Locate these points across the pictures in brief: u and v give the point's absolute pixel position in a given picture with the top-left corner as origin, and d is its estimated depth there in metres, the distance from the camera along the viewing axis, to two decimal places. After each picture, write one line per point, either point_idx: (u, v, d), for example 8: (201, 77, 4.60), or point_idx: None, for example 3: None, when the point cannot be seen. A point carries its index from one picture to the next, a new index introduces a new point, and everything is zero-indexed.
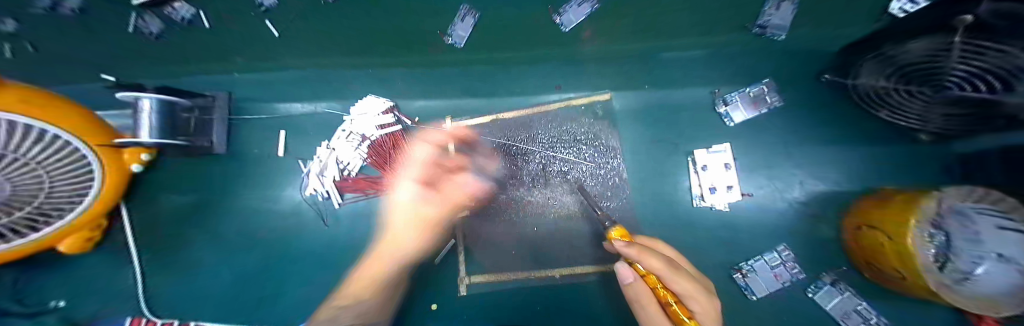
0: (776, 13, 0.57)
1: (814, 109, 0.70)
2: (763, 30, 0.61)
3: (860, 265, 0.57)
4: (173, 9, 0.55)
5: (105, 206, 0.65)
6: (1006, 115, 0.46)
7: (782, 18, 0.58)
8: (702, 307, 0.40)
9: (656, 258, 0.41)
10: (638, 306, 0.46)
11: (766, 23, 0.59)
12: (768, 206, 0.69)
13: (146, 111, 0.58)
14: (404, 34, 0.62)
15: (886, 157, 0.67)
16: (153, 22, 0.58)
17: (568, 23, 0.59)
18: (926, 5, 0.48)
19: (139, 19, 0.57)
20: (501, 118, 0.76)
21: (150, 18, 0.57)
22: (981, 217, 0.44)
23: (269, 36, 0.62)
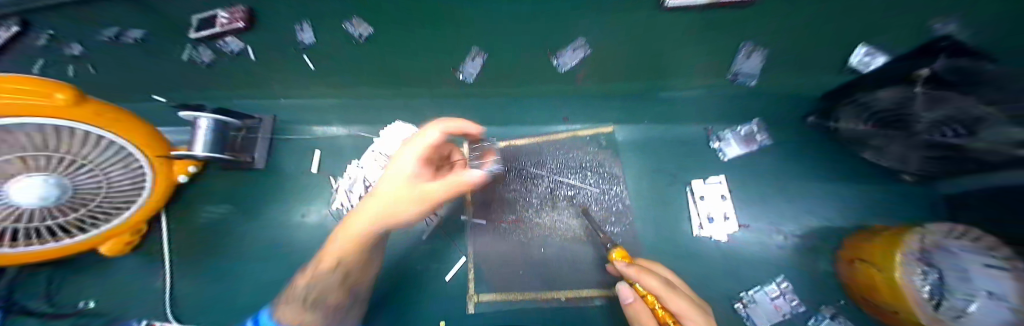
0: (747, 62, 0.65)
1: (803, 148, 0.76)
2: (735, 76, 0.69)
3: (856, 298, 0.59)
4: (225, 43, 0.62)
5: (148, 214, 0.72)
6: (974, 160, 0.51)
7: (751, 67, 0.66)
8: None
9: (654, 279, 0.47)
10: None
11: (739, 71, 0.67)
12: (768, 238, 0.71)
13: (202, 128, 0.67)
14: (431, 71, 0.72)
15: (877, 194, 0.71)
16: (206, 52, 0.65)
17: (563, 65, 0.68)
18: (881, 61, 0.58)
19: (194, 50, 0.65)
20: (513, 144, 0.84)
21: (203, 49, 0.65)
22: (965, 254, 0.47)
23: (307, 68, 0.71)
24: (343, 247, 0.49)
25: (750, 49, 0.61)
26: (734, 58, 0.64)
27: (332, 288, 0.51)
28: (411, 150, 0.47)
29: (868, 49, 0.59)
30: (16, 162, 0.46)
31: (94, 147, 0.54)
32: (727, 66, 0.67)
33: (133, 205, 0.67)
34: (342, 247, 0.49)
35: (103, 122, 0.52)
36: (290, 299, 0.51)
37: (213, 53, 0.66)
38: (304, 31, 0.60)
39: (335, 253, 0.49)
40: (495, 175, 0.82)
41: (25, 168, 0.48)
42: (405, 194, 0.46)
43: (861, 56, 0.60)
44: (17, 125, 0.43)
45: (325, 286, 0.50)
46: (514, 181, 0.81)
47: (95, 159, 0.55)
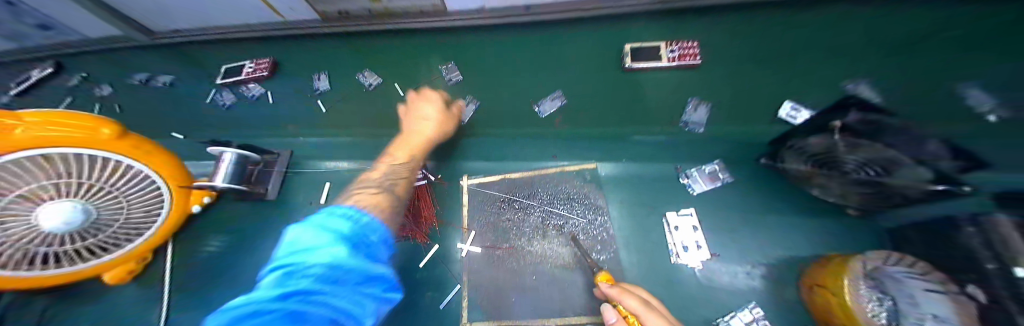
0: (695, 113, 0.82)
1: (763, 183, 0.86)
2: (686, 124, 0.85)
3: (820, 323, 0.63)
4: (248, 89, 0.87)
5: (157, 242, 0.76)
6: (897, 192, 0.62)
7: (698, 117, 0.83)
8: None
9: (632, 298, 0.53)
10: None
11: (689, 119, 0.83)
12: (740, 267, 0.76)
13: (226, 161, 0.75)
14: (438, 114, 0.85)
15: (836, 226, 0.78)
16: (230, 97, 0.89)
17: (544, 111, 0.87)
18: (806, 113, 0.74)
19: (221, 94, 0.89)
20: (507, 177, 0.92)
21: (227, 94, 0.88)
22: (909, 281, 0.57)
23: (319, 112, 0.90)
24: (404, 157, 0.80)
25: (698, 103, 0.81)
26: (684, 110, 0.83)
27: (401, 174, 0.77)
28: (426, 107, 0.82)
29: (794, 104, 0.75)
30: (54, 186, 0.54)
31: (123, 177, 0.62)
32: (678, 115, 0.84)
33: (147, 232, 0.71)
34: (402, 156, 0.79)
35: (139, 155, 0.63)
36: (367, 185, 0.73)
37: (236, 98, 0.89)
38: (320, 79, 0.86)
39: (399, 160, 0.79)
40: (490, 206, 0.89)
41: (55, 193, 0.55)
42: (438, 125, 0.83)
43: (788, 111, 0.76)
44: (61, 155, 0.55)
45: (398, 170, 0.77)
46: (507, 211, 0.88)
47: (123, 190, 0.62)
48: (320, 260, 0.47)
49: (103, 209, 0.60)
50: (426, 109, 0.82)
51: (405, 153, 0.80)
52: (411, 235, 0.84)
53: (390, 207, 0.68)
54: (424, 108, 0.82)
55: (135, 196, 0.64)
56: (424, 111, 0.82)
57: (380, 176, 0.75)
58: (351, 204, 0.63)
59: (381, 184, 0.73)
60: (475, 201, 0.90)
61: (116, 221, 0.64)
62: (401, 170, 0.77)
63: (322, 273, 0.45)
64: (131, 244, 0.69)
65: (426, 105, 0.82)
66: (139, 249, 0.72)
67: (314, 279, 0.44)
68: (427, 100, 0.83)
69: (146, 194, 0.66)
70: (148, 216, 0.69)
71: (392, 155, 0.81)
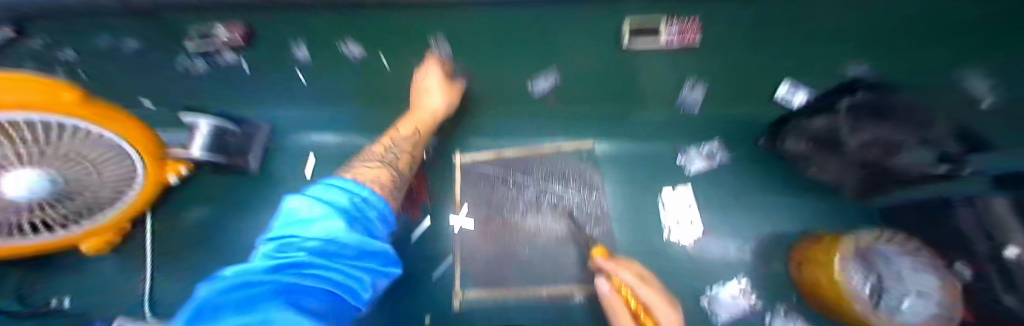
0: (693, 92, 0.78)
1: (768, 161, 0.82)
2: (683, 105, 0.81)
3: (807, 295, 0.65)
4: (220, 58, 0.72)
5: (134, 213, 0.72)
6: (892, 172, 0.62)
7: (695, 97, 0.79)
8: (669, 318, 0.47)
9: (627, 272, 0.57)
10: (617, 318, 0.54)
11: (685, 100, 0.79)
12: (730, 244, 0.76)
13: (202, 133, 0.73)
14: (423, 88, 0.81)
15: (832, 203, 0.77)
16: (200, 64, 0.75)
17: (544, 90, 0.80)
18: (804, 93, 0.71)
19: (186, 61, 0.74)
20: (501, 155, 0.88)
21: (197, 62, 0.74)
22: (901, 258, 0.58)
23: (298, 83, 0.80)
24: (411, 128, 0.75)
25: (694, 83, 0.75)
26: (681, 90, 0.77)
27: (404, 148, 0.72)
28: (431, 77, 0.73)
29: (791, 85, 0.71)
30: (21, 155, 0.43)
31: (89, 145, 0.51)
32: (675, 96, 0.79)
33: (123, 201, 0.67)
34: (407, 129, 0.74)
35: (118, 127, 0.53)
36: (367, 156, 0.67)
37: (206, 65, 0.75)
38: (300, 49, 0.71)
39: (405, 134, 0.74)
40: (482, 183, 0.86)
41: (19, 158, 0.43)
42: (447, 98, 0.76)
43: (785, 91, 0.73)
44: (26, 121, 0.41)
45: (402, 144, 0.72)
46: (501, 187, 0.85)
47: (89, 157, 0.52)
48: (320, 231, 0.40)
49: (76, 180, 0.52)
50: (430, 78, 0.73)
51: (409, 127, 0.75)
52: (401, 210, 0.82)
53: (391, 184, 0.61)
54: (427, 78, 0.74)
55: (104, 165, 0.56)
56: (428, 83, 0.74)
57: (384, 150, 0.69)
58: (348, 177, 0.54)
59: (383, 158, 0.66)
60: (467, 177, 0.86)
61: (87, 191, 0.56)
62: (405, 144, 0.72)
63: (319, 248, 0.39)
64: (105, 213, 0.65)
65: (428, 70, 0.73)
66: (115, 219, 0.68)
67: (309, 253, 0.37)
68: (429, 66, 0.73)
69: (120, 163, 0.59)
70: (121, 186, 0.63)
71: (397, 128, 0.75)
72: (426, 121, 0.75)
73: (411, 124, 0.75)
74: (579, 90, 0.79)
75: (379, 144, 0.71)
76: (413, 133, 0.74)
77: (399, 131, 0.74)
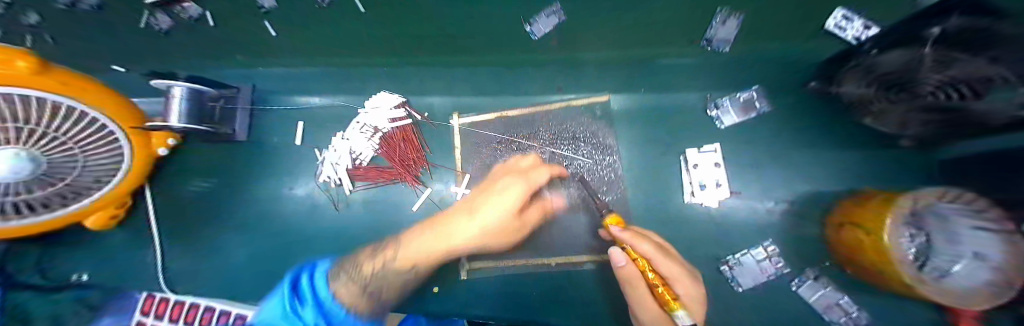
0: (722, 27, 0.64)
1: (811, 114, 0.71)
2: (710, 43, 0.67)
3: (843, 262, 0.59)
4: (184, 9, 0.66)
5: (132, 187, 0.70)
6: (977, 122, 0.47)
7: (726, 33, 0.65)
8: (684, 291, 0.50)
9: (644, 243, 0.51)
10: (630, 285, 0.52)
11: (713, 36, 0.66)
12: (755, 206, 0.70)
13: (177, 97, 0.63)
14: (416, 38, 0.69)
15: (882, 160, 0.67)
16: (163, 19, 0.68)
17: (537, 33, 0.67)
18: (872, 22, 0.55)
19: (153, 16, 0.68)
20: (505, 115, 0.80)
21: (161, 16, 0.68)
22: (963, 222, 0.46)
23: (268, 35, 0.71)
24: (418, 255, 0.58)
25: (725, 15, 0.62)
26: (710, 24, 0.64)
27: (390, 281, 0.58)
28: (508, 194, 0.57)
29: (846, 12, 0.57)
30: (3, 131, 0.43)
31: (72, 122, 0.50)
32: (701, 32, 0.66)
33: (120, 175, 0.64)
34: (411, 254, 0.58)
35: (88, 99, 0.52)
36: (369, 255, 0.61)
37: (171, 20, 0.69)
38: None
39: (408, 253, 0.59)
40: (486, 147, 0.80)
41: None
42: (491, 219, 0.57)
43: (836, 20, 0.58)
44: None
45: (392, 274, 0.58)
46: (506, 154, 0.79)
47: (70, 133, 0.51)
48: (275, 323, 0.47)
49: (54, 159, 0.50)
50: (524, 178, 0.59)
51: (419, 248, 0.59)
52: (402, 178, 0.79)
53: (369, 307, 0.54)
54: (518, 181, 0.59)
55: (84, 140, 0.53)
56: (512, 176, 0.61)
57: (376, 269, 0.58)
58: (329, 291, 0.51)
59: (371, 276, 0.56)
60: (468, 142, 0.80)
61: (72, 172, 0.54)
62: (412, 254, 0.58)
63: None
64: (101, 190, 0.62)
65: (516, 188, 0.58)
66: (114, 193, 0.66)
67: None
68: (530, 179, 0.60)
69: (98, 140, 0.56)
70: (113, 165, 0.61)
71: (393, 252, 0.60)
72: (437, 252, 0.58)
73: (419, 252, 0.58)
74: (585, 37, 0.68)
75: (385, 251, 0.61)
76: (428, 259, 0.59)
77: (415, 237, 0.61)
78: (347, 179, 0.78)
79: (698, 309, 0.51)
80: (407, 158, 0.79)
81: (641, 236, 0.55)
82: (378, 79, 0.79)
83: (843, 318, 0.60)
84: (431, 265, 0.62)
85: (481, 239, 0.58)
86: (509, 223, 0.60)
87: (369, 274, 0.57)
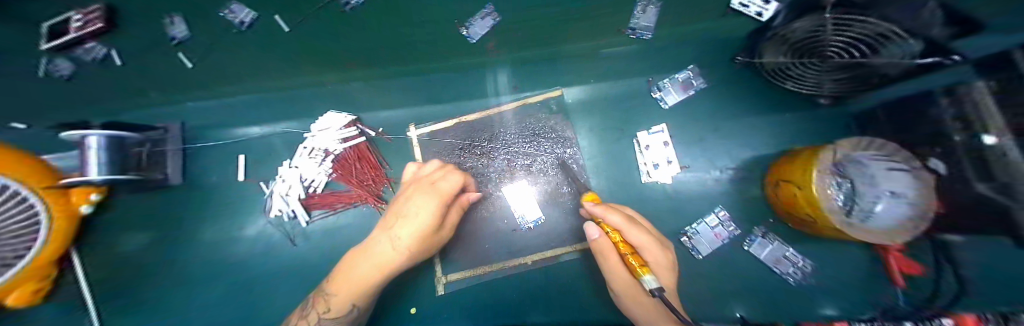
0: (644, 15, 0.68)
1: (746, 84, 0.75)
2: (633, 31, 0.70)
3: (782, 215, 0.64)
4: (84, 51, 0.60)
5: (56, 252, 0.60)
6: (879, 73, 0.56)
7: (648, 21, 0.68)
8: (652, 258, 0.51)
9: (616, 215, 0.52)
10: (603, 257, 0.56)
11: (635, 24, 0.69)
12: (704, 177, 0.74)
13: (94, 148, 0.56)
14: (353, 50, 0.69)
15: (807, 119, 0.74)
16: (64, 65, 0.61)
17: (474, 35, 0.70)
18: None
19: (50, 63, 0.60)
20: (463, 121, 0.80)
21: (61, 61, 0.61)
22: (873, 162, 0.56)
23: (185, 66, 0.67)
24: (345, 298, 0.57)
25: (646, 2, 0.66)
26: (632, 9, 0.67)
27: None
28: (408, 216, 0.57)
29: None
30: None
31: None
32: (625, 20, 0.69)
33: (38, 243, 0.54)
34: (338, 295, 0.57)
35: None
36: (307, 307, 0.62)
37: (76, 64, 0.62)
38: (175, 23, 0.62)
39: (340, 297, 0.57)
40: (449, 155, 0.78)
41: None
42: (399, 240, 0.56)
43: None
44: None
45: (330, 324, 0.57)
46: (470, 159, 0.78)
47: None
48: None
49: None
50: (431, 193, 0.58)
51: (345, 286, 0.58)
52: (363, 200, 0.77)
53: None
54: (424, 198, 0.57)
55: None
56: (419, 194, 0.59)
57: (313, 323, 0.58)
58: None
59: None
60: (428, 153, 0.79)
61: None
62: (343, 295, 0.57)
63: None
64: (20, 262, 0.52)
65: (424, 204, 0.57)
66: (36, 263, 0.55)
67: None
68: (435, 191, 0.58)
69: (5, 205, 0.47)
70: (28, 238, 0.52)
71: (327, 298, 0.59)
72: (355, 292, 0.56)
73: (344, 293, 0.57)
74: (523, 33, 0.70)
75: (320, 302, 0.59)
76: (358, 292, 0.57)
77: (344, 274, 0.59)
78: (302, 210, 0.75)
79: (665, 274, 0.52)
80: (365, 178, 0.76)
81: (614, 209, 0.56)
82: (323, 100, 0.76)
83: (793, 268, 0.65)
84: (366, 300, 0.59)
85: (397, 261, 0.56)
86: (420, 239, 0.57)
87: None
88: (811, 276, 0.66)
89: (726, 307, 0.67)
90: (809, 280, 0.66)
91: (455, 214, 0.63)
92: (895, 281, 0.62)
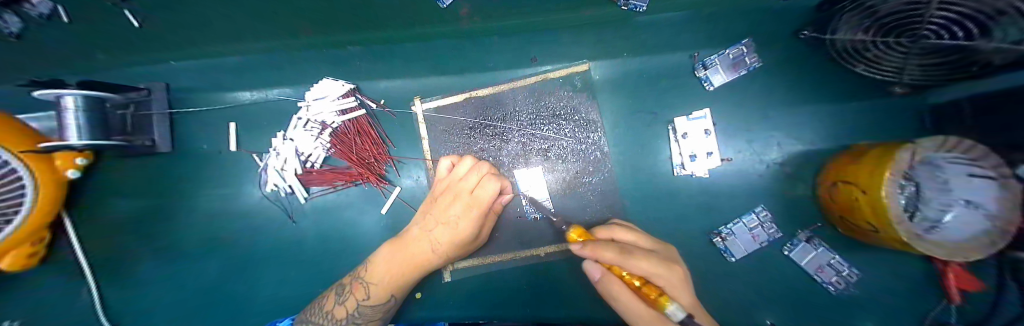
0: None
1: (807, 65, 0.64)
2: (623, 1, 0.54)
3: (834, 221, 0.57)
4: (29, 5, 0.47)
5: (46, 219, 0.56)
6: (985, 61, 0.42)
7: None
8: (665, 281, 0.44)
9: (607, 249, 0.43)
10: (615, 301, 0.46)
11: None
12: (745, 171, 0.67)
13: (72, 109, 0.49)
14: (322, 16, 0.53)
15: (870, 111, 0.64)
16: (13, 20, 0.48)
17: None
18: None
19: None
20: (474, 96, 0.72)
21: (8, 16, 0.48)
22: (951, 166, 0.43)
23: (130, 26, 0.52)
24: (380, 286, 0.57)
25: None
26: None
27: (373, 315, 0.58)
28: (451, 219, 0.58)
29: None
30: None
31: None
32: None
33: (19, 215, 0.48)
34: (377, 285, 0.57)
35: None
36: (335, 292, 0.59)
37: (25, 20, 0.49)
38: None
39: (380, 287, 0.56)
40: (458, 134, 0.72)
41: None
42: (436, 241, 0.58)
43: None
44: None
45: (369, 311, 0.57)
46: (480, 139, 0.72)
47: None
48: None
49: None
50: (472, 206, 0.58)
51: (381, 277, 0.57)
52: (365, 179, 0.71)
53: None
54: (465, 209, 0.58)
55: None
56: (458, 205, 0.58)
57: (342, 317, 0.56)
58: None
59: None
60: (435, 130, 0.72)
61: None
62: (381, 284, 0.57)
63: None
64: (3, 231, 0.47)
65: (462, 213, 0.58)
66: (22, 230, 0.50)
67: None
68: (475, 203, 0.58)
69: None
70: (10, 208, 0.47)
71: (362, 285, 0.57)
72: (394, 284, 0.57)
73: (380, 285, 0.56)
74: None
75: (353, 288, 0.58)
76: (398, 284, 0.57)
77: (377, 267, 0.58)
78: (299, 186, 0.70)
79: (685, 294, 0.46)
80: (366, 155, 0.70)
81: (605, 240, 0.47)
82: (313, 64, 0.66)
83: (835, 276, 0.60)
84: (401, 289, 0.58)
85: (433, 260, 0.58)
86: (459, 240, 0.58)
87: (344, 315, 0.56)
88: (854, 287, 0.61)
89: (755, 312, 0.64)
90: (851, 290, 0.61)
91: (491, 220, 0.63)
92: (949, 297, 0.54)
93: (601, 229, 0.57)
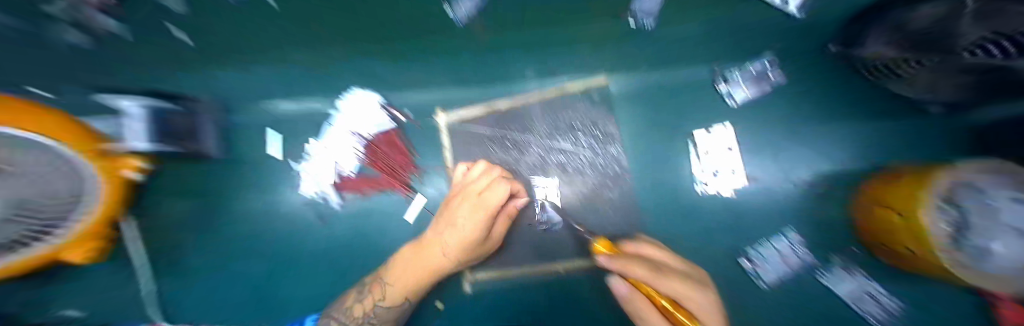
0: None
1: (835, 81, 0.63)
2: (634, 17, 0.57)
3: (872, 246, 0.55)
4: None
5: (101, 215, 0.58)
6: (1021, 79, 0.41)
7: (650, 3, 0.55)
8: (694, 305, 0.49)
9: (638, 266, 0.50)
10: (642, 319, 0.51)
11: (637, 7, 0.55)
12: (769, 188, 0.67)
13: None
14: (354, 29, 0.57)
15: (905, 131, 0.62)
16: None
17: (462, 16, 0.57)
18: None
19: None
20: (494, 108, 0.73)
21: None
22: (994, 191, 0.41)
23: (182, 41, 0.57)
24: (399, 288, 0.61)
25: None
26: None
27: (390, 316, 0.62)
28: (458, 221, 0.62)
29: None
30: None
31: None
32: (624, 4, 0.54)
33: None
34: (393, 286, 0.62)
35: None
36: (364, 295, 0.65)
37: None
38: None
39: (397, 288, 0.61)
40: (478, 145, 0.74)
41: None
42: (445, 243, 0.62)
43: None
44: None
45: (387, 312, 0.62)
46: (501, 151, 0.74)
47: None
48: None
49: None
50: (479, 207, 0.62)
51: (400, 277, 0.62)
52: (393, 187, 0.75)
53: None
54: (471, 211, 0.62)
55: None
56: (466, 206, 0.63)
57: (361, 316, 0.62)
58: None
59: None
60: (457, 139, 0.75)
61: None
62: (398, 286, 0.61)
63: None
64: None
65: (470, 215, 0.62)
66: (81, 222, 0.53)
67: None
68: (481, 205, 0.62)
69: None
70: None
71: (382, 286, 0.63)
72: (411, 284, 0.61)
73: (397, 284, 0.62)
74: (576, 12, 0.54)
75: (376, 288, 0.64)
76: (412, 285, 0.61)
77: (397, 267, 0.64)
78: (334, 191, 0.75)
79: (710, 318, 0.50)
80: (397, 165, 0.75)
81: (633, 257, 0.54)
82: (344, 76, 0.69)
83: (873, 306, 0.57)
84: (416, 292, 0.62)
85: (444, 264, 0.61)
86: (468, 242, 0.61)
87: (362, 313, 0.63)
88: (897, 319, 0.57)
89: None
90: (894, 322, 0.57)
91: (501, 225, 0.65)
92: None
93: (630, 247, 0.63)
